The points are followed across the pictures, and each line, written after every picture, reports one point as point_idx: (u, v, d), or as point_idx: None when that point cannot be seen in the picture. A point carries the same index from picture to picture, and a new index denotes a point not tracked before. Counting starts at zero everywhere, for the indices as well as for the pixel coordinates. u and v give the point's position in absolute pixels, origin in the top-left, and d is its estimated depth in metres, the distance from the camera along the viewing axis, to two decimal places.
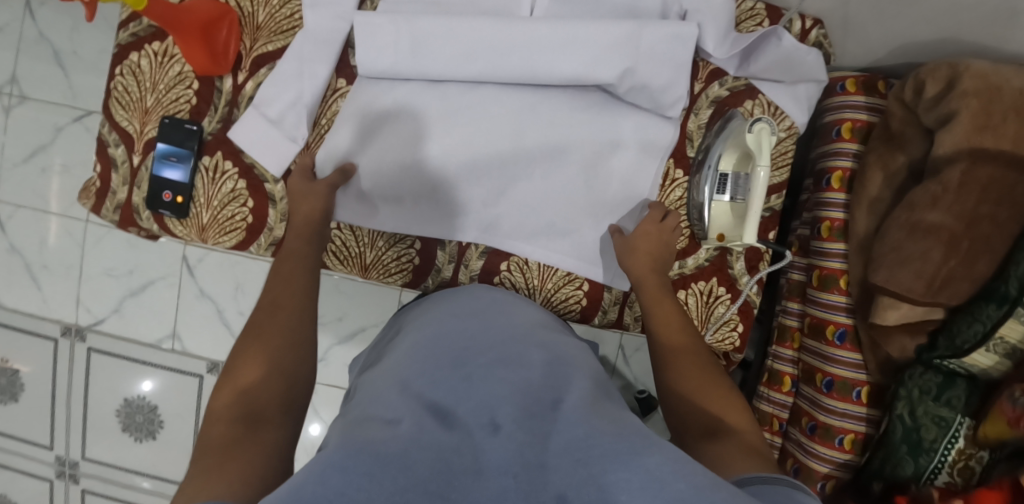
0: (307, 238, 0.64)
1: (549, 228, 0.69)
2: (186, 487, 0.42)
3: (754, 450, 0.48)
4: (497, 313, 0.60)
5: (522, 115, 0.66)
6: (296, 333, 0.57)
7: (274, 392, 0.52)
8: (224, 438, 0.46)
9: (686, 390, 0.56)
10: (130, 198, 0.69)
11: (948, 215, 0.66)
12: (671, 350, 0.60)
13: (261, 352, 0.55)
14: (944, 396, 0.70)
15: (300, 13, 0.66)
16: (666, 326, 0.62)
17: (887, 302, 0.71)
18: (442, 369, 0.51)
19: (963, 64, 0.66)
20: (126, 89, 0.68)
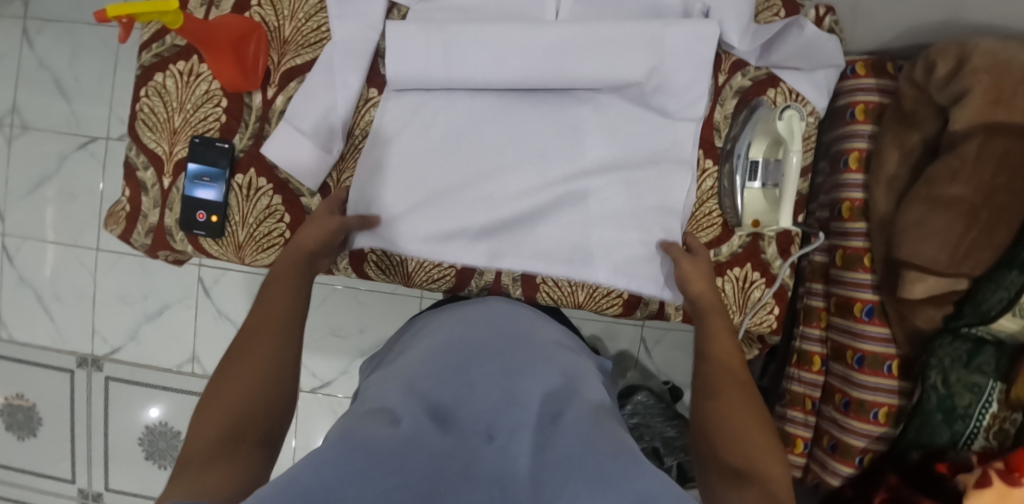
0: (296, 261, 0.61)
1: (567, 247, 0.68)
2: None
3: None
4: (517, 331, 0.59)
5: (547, 136, 0.68)
6: (283, 357, 0.54)
7: (260, 416, 0.50)
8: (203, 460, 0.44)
9: (722, 423, 0.53)
10: (162, 220, 0.68)
11: (967, 188, 0.69)
12: (719, 377, 0.57)
13: (246, 374, 0.52)
14: (974, 363, 0.73)
15: (327, 25, 0.66)
16: (719, 352, 0.59)
17: (912, 275, 0.73)
18: (449, 375, 0.51)
19: (972, 43, 0.69)
20: (153, 110, 0.67)
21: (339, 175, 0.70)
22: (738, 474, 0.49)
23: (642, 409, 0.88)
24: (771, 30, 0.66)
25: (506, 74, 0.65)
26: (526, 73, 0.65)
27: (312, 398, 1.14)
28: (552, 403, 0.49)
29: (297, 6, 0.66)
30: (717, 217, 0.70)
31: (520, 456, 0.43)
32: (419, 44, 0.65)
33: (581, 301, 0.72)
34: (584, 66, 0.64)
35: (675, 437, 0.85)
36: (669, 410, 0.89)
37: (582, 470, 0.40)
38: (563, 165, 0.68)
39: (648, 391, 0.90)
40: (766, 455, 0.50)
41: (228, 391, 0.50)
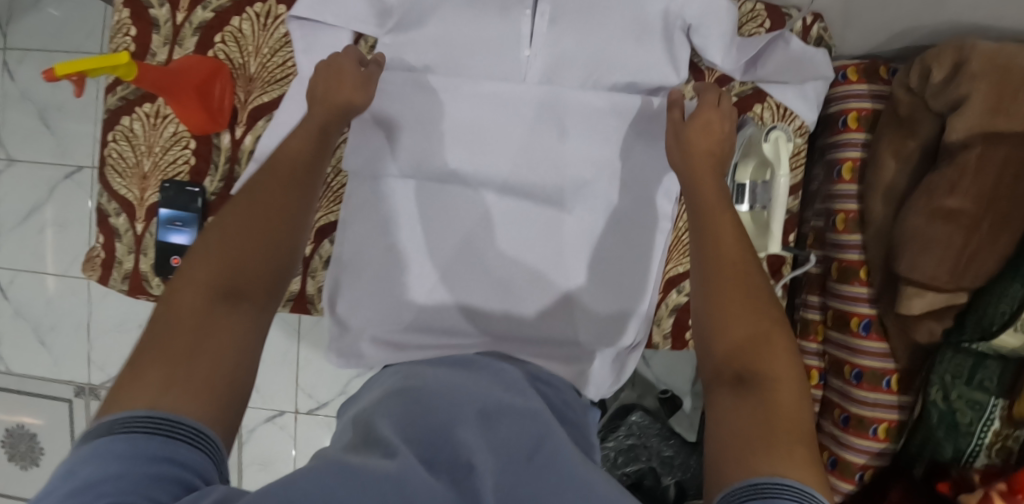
0: (339, 121, 0.57)
1: (540, 314, 0.66)
2: (146, 376, 0.38)
3: (775, 440, 0.40)
4: (503, 377, 0.57)
5: (509, 208, 0.66)
6: (280, 233, 0.49)
7: (258, 279, 0.46)
8: (190, 317, 0.41)
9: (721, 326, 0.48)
10: (137, 266, 0.67)
11: (968, 199, 0.66)
12: (722, 267, 0.51)
13: (244, 242, 0.47)
14: (977, 379, 0.70)
15: (293, 60, 0.65)
16: (717, 242, 0.52)
17: (911, 290, 0.71)
18: (439, 399, 0.49)
19: (969, 46, 0.66)
20: (121, 155, 0.66)
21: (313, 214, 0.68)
22: (742, 380, 0.44)
23: (638, 430, 0.85)
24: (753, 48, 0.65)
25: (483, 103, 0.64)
26: (507, 102, 0.65)
27: (311, 419, 1.13)
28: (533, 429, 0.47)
29: (261, 42, 0.65)
30: None
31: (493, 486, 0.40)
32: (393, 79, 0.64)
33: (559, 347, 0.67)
34: (553, 130, 0.65)
35: (672, 456, 0.84)
36: (666, 428, 0.86)
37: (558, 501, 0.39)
38: (531, 234, 0.66)
39: (643, 412, 0.87)
40: (764, 351, 0.46)
41: (218, 245, 0.46)
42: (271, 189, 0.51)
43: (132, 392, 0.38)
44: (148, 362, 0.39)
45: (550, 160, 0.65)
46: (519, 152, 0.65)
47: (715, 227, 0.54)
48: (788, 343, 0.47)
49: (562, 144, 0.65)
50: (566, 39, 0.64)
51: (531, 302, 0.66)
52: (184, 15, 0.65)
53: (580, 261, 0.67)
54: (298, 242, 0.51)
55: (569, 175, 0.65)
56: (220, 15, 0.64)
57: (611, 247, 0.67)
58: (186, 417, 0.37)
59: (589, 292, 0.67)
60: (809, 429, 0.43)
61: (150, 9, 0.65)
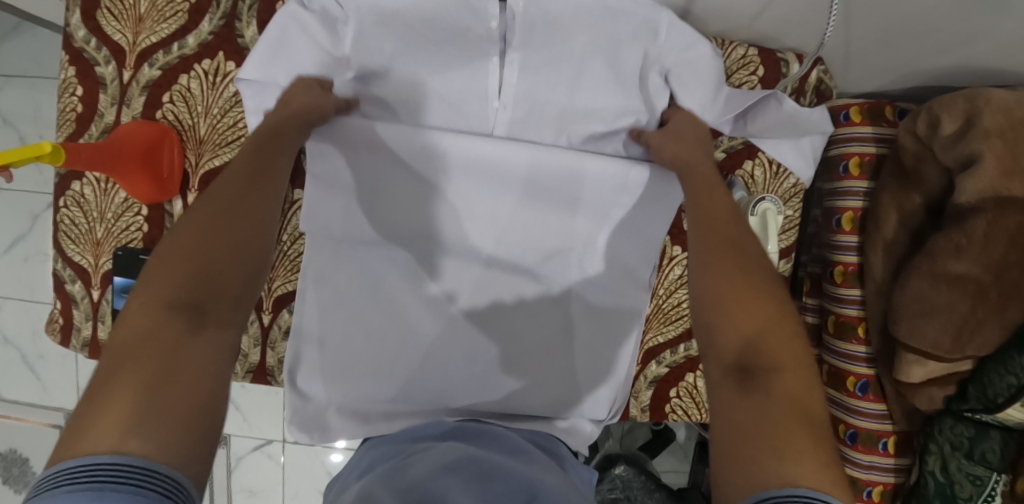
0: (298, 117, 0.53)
1: (510, 385, 0.62)
2: (101, 427, 0.32)
3: (781, 439, 0.36)
4: (511, 437, 0.56)
5: (484, 277, 0.63)
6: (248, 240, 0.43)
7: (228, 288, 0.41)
8: (142, 340, 0.36)
9: (720, 305, 0.44)
10: (95, 333, 0.65)
11: (974, 266, 0.60)
12: (715, 245, 0.48)
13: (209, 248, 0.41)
14: (977, 452, 0.65)
15: (244, 121, 0.61)
16: (710, 219, 0.50)
17: (910, 357, 0.66)
18: (429, 470, 0.46)
19: (983, 98, 0.61)
20: (74, 221, 0.63)
21: (269, 284, 0.64)
22: (744, 371, 0.40)
23: (621, 483, 0.83)
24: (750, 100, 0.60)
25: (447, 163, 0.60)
26: (477, 161, 0.60)
27: (299, 448, 1.12)
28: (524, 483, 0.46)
29: (210, 101, 0.61)
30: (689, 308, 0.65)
31: None
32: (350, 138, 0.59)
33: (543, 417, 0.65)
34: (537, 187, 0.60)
35: None
36: (651, 482, 0.83)
37: None
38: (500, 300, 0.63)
39: (626, 464, 0.85)
40: (768, 341, 0.41)
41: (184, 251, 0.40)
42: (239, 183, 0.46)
43: (93, 433, 0.31)
44: (112, 396, 0.33)
45: (532, 222, 0.62)
46: (506, 227, 0.62)
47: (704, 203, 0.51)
48: (788, 322, 0.42)
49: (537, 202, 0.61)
50: (536, 89, 0.59)
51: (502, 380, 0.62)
52: (131, 73, 0.61)
53: (552, 332, 0.63)
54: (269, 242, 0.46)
55: (547, 238, 0.62)
56: (168, 73, 0.61)
57: (598, 309, 0.64)
58: (164, 463, 0.31)
59: (585, 352, 0.64)
60: (824, 427, 0.38)
61: (96, 67, 0.61)
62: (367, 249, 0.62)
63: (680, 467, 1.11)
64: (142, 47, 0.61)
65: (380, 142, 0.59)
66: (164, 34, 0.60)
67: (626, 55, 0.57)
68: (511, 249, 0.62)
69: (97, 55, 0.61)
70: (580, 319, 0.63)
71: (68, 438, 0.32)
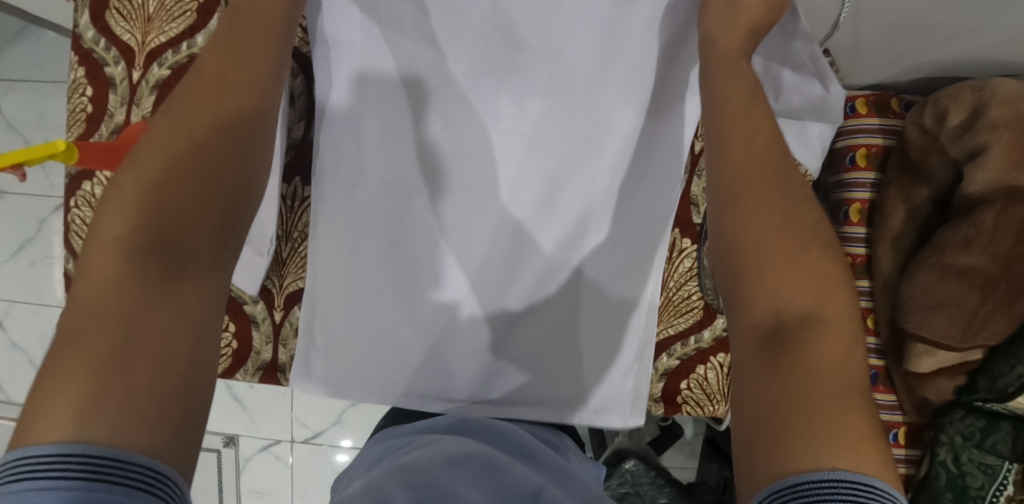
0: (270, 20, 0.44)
1: (526, 375, 0.60)
2: (58, 414, 0.27)
3: (815, 415, 0.30)
4: (517, 434, 0.55)
5: (491, 256, 0.59)
6: (212, 182, 0.37)
7: (201, 243, 0.35)
8: (101, 312, 0.30)
9: (756, 249, 0.36)
10: None
11: (983, 257, 0.60)
12: (748, 172, 0.39)
13: (177, 197, 0.35)
14: (989, 442, 0.66)
15: None
16: (743, 136, 0.40)
17: (920, 348, 0.66)
18: (434, 459, 0.47)
19: (990, 89, 0.60)
20: (85, 221, 0.63)
21: (281, 280, 0.63)
22: (777, 337, 0.33)
23: (631, 478, 0.83)
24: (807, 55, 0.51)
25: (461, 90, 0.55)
26: (491, 100, 0.55)
27: (307, 447, 1.12)
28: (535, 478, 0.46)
29: None
30: (699, 300, 0.64)
31: None
32: None
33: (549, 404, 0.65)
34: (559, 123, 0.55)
35: None
36: (661, 477, 0.83)
37: None
38: (513, 273, 0.59)
39: (636, 459, 0.85)
40: (812, 301, 0.34)
41: (138, 203, 0.34)
42: (201, 115, 0.38)
43: (50, 416, 0.27)
44: (68, 368, 0.28)
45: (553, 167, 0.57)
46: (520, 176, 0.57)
47: (737, 118, 0.41)
48: (835, 271, 0.35)
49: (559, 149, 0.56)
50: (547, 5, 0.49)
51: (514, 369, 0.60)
52: (140, 73, 0.61)
53: None
54: (250, 187, 0.40)
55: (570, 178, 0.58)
56: (177, 72, 0.61)
57: (621, 258, 0.60)
58: (136, 450, 0.27)
59: (597, 315, 0.61)
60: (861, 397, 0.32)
61: (105, 67, 0.62)
62: (365, 229, 0.57)
63: (687, 464, 1.12)
64: (151, 47, 0.61)
65: (382, 89, 0.55)
66: (173, 33, 0.61)
67: None
68: (530, 199, 0.58)
69: (106, 55, 0.61)
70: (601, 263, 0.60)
71: (26, 417, 0.27)
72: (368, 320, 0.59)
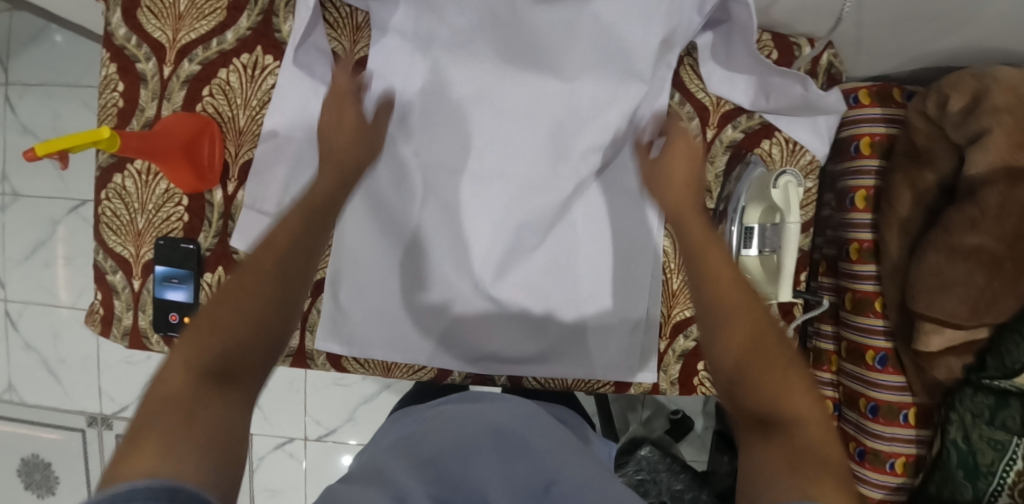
0: (340, 179, 0.53)
1: (537, 347, 0.66)
2: (123, 467, 0.31)
3: (801, 464, 0.36)
4: (523, 403, 0.60)
5: (502, 240, 0.64)
6: (278, 298, 0.42)
7: (257, 347, 0.40)
8: (172, 394, 0.35)
9: (733, 361, 0.43)
10: (136, 322, 0.66)
11: (989, 237, 0.62)
12: (713, 290, 0.46)
13: (242, 303, 0.40)
14: (999, 419, 0.67)
15: (269, 106, 0.63)
16: (702, 251, 0.49)
17: (928, 327, 0.68)
18: (440, 448, 0.51)
19: (991, 76, 0.63)
20: (115, 213, 0.65)
21: None
22: (765, 423, 0.39)
23: (647, 465, 0.84)
24: (747, 18, 0.59)
25: (484, 92, 0.63)
26: (504, 97, 0.64)
27: (321, 445, 1.14)
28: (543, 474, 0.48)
29: (250, 94, 0.63)
30: None
31: None
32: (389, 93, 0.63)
33: (570, 383, 0.68)
34: (566, 117, 0.64)
35: (683, 491, 0.82)
36: (676, 463, 0.85)
37: None
38: (521, 253, 0.65)
39: (651, 446, 0.86)
40: (788, 395, 0.40)
41: (209, 315, 0.40)
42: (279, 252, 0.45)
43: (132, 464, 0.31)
44: (141, 432, 0.33)
45: (565, 158, 0.64)
46: (530, 163, 0.64)
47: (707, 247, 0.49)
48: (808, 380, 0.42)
49: (564, 138, 0.64)
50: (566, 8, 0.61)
51: (525, 341, 0.65)
52: (171, 69, 0.63)
53: (577, 307, 0.66)
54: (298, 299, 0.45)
55: (575, 165, 0.64)
56: (207, 68, 0.63)
57: (620, 239, 0.66)
58: (189, 482, 0.30)
59: (600, 292, 0.66)
60: (846, 468, 0.37)
61: (137, 63, 0.64)
62: (392, 219, 0.64)
63: (698, 456, 1.13)
64: (182, 44, 0.63)
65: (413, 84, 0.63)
66: (203, 30, 0.63)
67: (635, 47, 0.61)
68: (537, 185, 0.64)
69: (137, 52, 0.63)
70: (597, 245, 0.66)
71: (115, 463, 0.31)
72: (393, 298, 0.65)
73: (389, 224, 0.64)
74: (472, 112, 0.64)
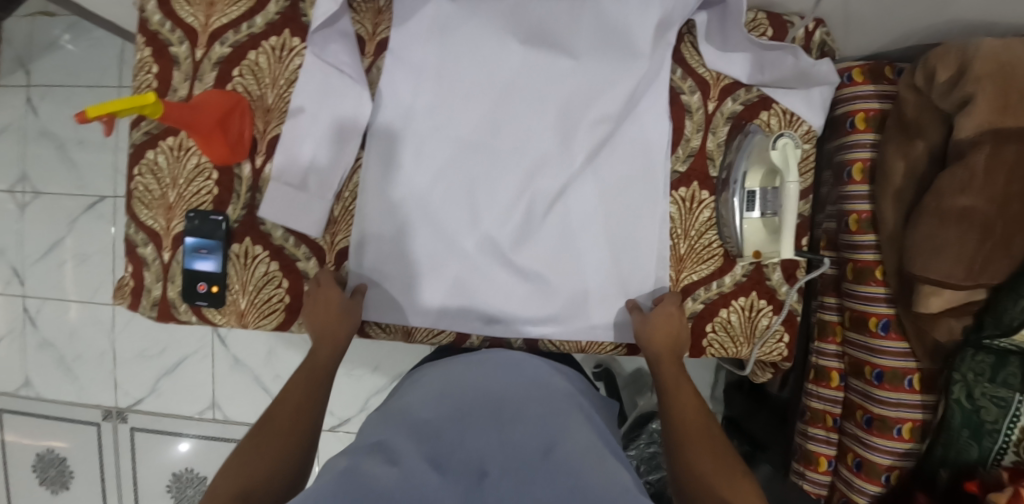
0: (333, 346, 0.64)
1: (549, 311, 0.69)
2: None
3: None
4: (514, 367, 0.66)
5: (512, 209, 0.67)
6: (294, 435, 0.57)
7: (275, 476, 0.54)
8: None
9: (702, 473, 0.57)
10: (165, 293, 0.69)
11: (980, 198, 0.65)
12: (683, 434, 0.61)
13: (270, 445, 0.56)
14: (1000, 376, 0.69)
15: (296, 83, 0.67)
16: (682, 409, 0.63)
17: (927, 289, 0.70)
18: (445, 422, 0.57)
19: (973, 47, 0.66)
20: (147, 188, 0.68)
21: (332, 237, 0.68)
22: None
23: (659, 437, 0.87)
24: (738, 5, 0.64)
25: (499, 70, 0.67)
26: (516, 74, 0.67)
27: (333, 436, 1.16)
28: (544, 439, 0.55)
29: (277, 73, 0.67)
30: (718, 248, 0.69)
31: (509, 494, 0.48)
32: (406, 72, 0.67)
33: (584, 345, 0.71)
34: (576, 91, 0.66)
35: None
36: None
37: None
38: (533, 226, 0.68)
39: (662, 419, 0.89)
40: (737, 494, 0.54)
41: (242, 460, 0.54)
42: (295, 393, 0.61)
43: None
44: None
45: (575, 127, 0.67)
46: (541, 137, 0.67)
47: (677, 402, 0.64)
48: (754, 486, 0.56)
49: (573, 113, 0.67)
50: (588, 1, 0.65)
51: (537, 306, 0.69)
52: (203, 51, 0.67)
53: (591, 270, 0.68)
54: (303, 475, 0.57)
55: (582, 139, 0.67)
56: (237, 50, 0.67)
57: (632, 208, 0.68)
58: None
59: (612, 259, 0.68)
60: None
61: (170, 47, 0.68)
62: (410, 191, 0.67)
63: None
64: (213, 28, 0.67)
65: (429, 60, 0.67)
66: (233, 15, 0.67)
67: (634, 25, 0.65)
68: (547, 156, 0.67)
69: (172, 36, 0.68)
70: (608, 216, 0.68)
71: None
72: (411, 267, 0.68)
73: (406, 197, 0.67)
74: (487, 88, 0.67)
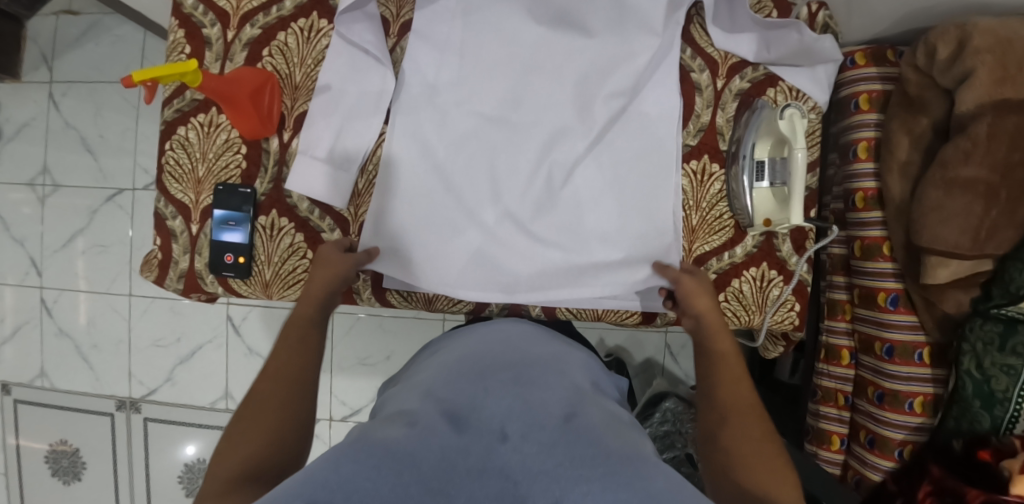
0: (314, 303, 0.64)
1: (568, 277, 0.70)
2: None
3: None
4: (529, 341, 0.66)
5: (530, 181, 0.70)
6: (294, 392, 0.57)
7: (285, 437, 0.54)
8: (221, 490, 0.48)
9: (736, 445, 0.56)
10: (192, 265, 0.71)
11: (982, 168, 0.67)
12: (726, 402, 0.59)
13: (272, 404, 0.56)
14: (1010, 345, 0.69)
15: (323, 62, 0.70)
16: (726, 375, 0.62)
17: (934, 261, 0.71)
18: (464, 384, 0.56)
19: (971, 24, 0.69)
20: (178, 162, 0.71)
21: (356, 209, 0.71)
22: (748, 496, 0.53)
23: (672, 416, 0.90)
24: None
25: (517, 49, 0.70)
26: (532, 52, 0.70)
27: (344, 425, 1.17)
28: (564, 406, 0.54)
29: (305, 53, 0.70)
30: (729, 220, 0.71)
31: (531, 453, 0.46)
32: (428, 50, 0.70)
33: (601, 313, 0.74)
34: (590, 68, 0.69)
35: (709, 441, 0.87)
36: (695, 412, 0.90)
37: (594, 468, 0.45)
38: (552, 197, 0.70)
39: (676, 399, 0.91)
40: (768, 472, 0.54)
41: (249, 423, 0.54)
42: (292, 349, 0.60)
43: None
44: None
45: (589, 102, 0.69)
46: (558, 111, 0.70)
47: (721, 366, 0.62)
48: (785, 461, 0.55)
49: (588, 88, 0.70)
50: None
51: (558, 273, 0.70)
52: (234, 33, 0.71)
53: (606, 239, 0.70)
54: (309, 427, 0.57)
55: (597, 112, 0.70)
56: (267, 31, 0.70)
57: (645, 179, 0.70)
58: None
59: (626, 228, 0.70)
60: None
61: (202, 29, 0.71)
62: (432, 163, 0.70)
63: None
64: (244, 10, 0.71)
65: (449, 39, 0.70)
66: None
67: (645, 4, 0.68)
68: (564, 129, 0.70)
69: (204, 19, 0.71)
70: (622, 187, 0.70)
71: None
72: (433, 235, 0.70)
73: (427, 170, 0.70)
74: (506, 64, 0.70)
